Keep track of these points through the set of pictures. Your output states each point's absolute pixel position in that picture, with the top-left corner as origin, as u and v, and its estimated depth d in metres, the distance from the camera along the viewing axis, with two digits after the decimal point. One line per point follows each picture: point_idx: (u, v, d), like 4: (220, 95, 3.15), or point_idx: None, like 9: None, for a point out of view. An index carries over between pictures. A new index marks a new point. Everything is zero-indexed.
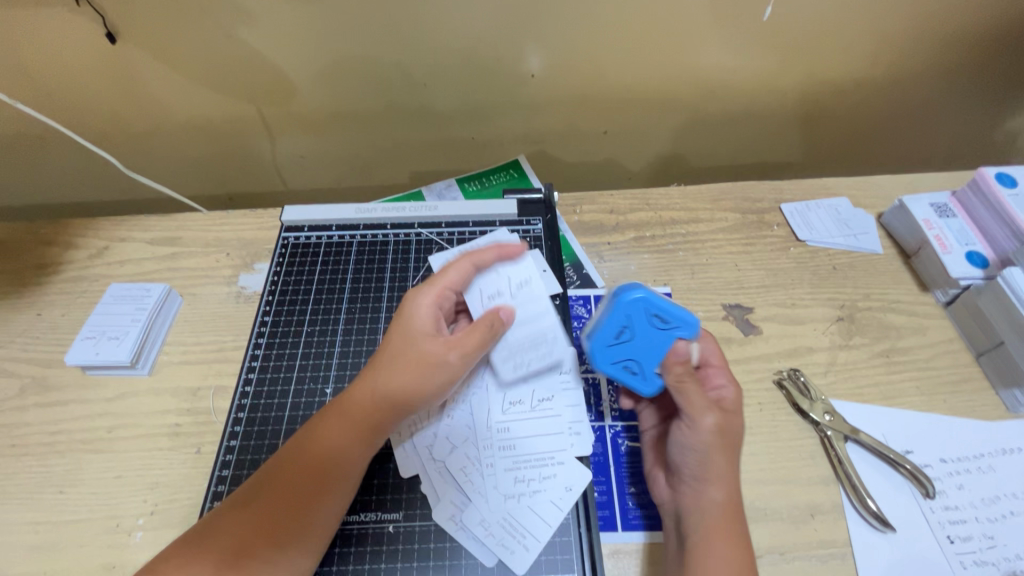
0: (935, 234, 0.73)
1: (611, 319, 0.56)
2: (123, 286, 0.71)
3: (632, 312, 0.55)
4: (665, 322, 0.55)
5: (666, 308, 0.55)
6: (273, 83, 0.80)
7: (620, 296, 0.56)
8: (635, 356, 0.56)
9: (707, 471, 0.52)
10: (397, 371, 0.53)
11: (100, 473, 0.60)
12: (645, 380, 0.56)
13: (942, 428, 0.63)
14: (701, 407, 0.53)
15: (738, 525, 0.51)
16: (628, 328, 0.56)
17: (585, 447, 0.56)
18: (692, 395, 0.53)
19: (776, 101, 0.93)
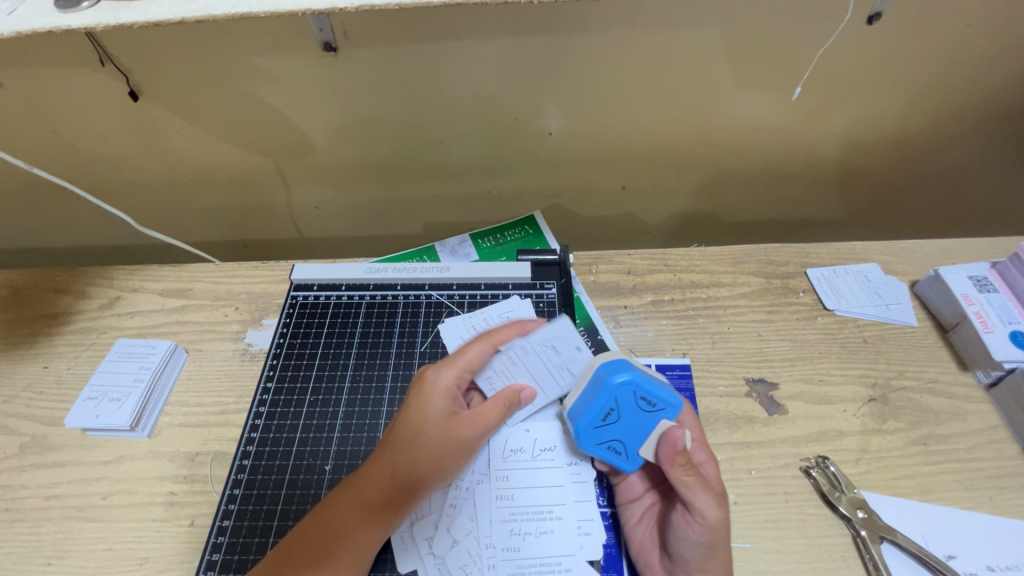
0: (975, 311, 0.69)
1: (599, 399, 0.54)
2: (129, 342, 0.70)
3: (618, 394, 0.53)
4: (652, 406, 0.53)
5: (652, 390, 0.53)
6: (291, 138, 0.80)
7: (606, 379, 0.53)
8: (619, 437, 0.54)
9: (711, 563, 0.48)
10: (421, 449, 0.51)
11: (91, 544, 0.58)
12: (628, 459, 0.55)
13: (987, 531, 0.58)
14: (707, 501, 0.47)
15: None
16: (614, 410, 0.54)
17: (595, 550, 0.53)
18: (697, 487, 0.48)
19: (801, 160, 0.90)
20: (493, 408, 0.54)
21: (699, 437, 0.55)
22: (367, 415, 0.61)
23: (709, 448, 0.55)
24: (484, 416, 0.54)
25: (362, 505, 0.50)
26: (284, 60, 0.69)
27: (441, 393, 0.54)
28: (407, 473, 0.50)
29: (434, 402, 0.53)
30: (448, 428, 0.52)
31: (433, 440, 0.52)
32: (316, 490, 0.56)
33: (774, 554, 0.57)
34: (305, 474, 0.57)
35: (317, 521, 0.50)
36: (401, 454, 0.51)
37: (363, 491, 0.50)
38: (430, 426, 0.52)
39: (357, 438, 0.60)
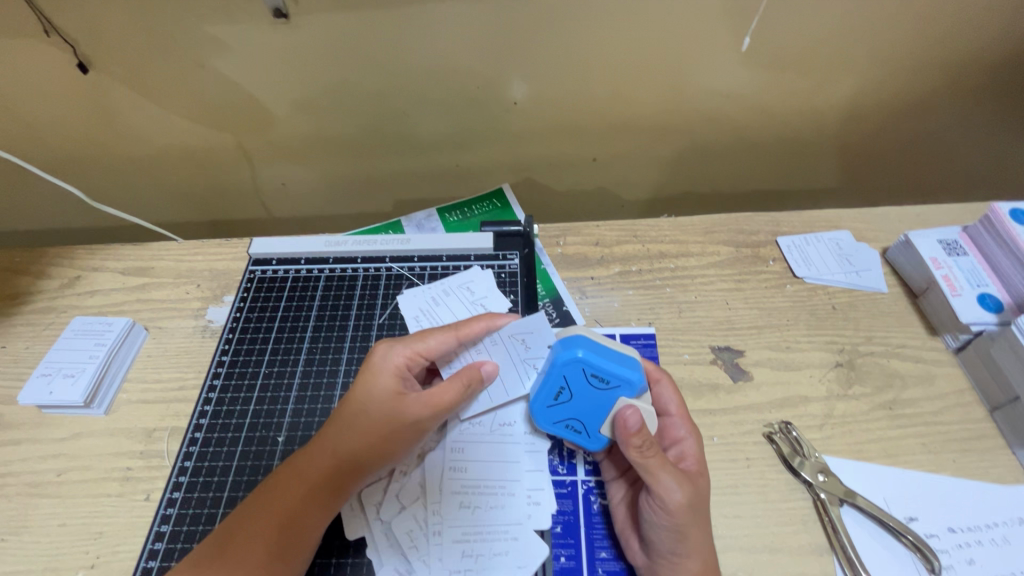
0: (943, 274, 0.67)
1: (547, 381, 0.53)
2: (86, 319, 0.69)
3: (568, 372, 0.52)
4: (605, 383, 0.52)
5: (603, 368, 0.51)
6: (250, 111, 0.79)
7: (554, 359, 0.52)
8: (576, 416, 0.54)
9: (684, 545, 0.48)
10: (366, 427, 0.50)
11: (45, 519, 0.57)
12: (592, 437, 0.55)
13: (950, 493, 0.57)
14: (670, 484, 0.48)
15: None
16: (566, 389, 0.53)
17: (543, 520, 0.52)
18: (658, 472, 0.48)
19: (776, 128, 0.88)
20: (445, 390, 0.53)
21: (681, 417, 0.56)
22: (322, 387, 0.61)
23: (692, 426, 0.56)
24: (435, 399, 0.52)
25: (303, 484, 0.49)
26: (235, 28, 0.68)
27: (390, 373, 0.53)
28: (351, 451, 0.50)
29: (383, 381, 0.52)
30: (396, 408, 0.51)
31: (379, 420, 0.50)
32: (267, 462, 0.57)
33: (734, 519, 0.56)
34: (257, 445, 0.58)
35: (257, 500, 0.48)
36: (346, 433, 0.50)
37: (305, 470, 0.49)
38: (376, 406, 0.51)
39: (311, 410, 0.60)
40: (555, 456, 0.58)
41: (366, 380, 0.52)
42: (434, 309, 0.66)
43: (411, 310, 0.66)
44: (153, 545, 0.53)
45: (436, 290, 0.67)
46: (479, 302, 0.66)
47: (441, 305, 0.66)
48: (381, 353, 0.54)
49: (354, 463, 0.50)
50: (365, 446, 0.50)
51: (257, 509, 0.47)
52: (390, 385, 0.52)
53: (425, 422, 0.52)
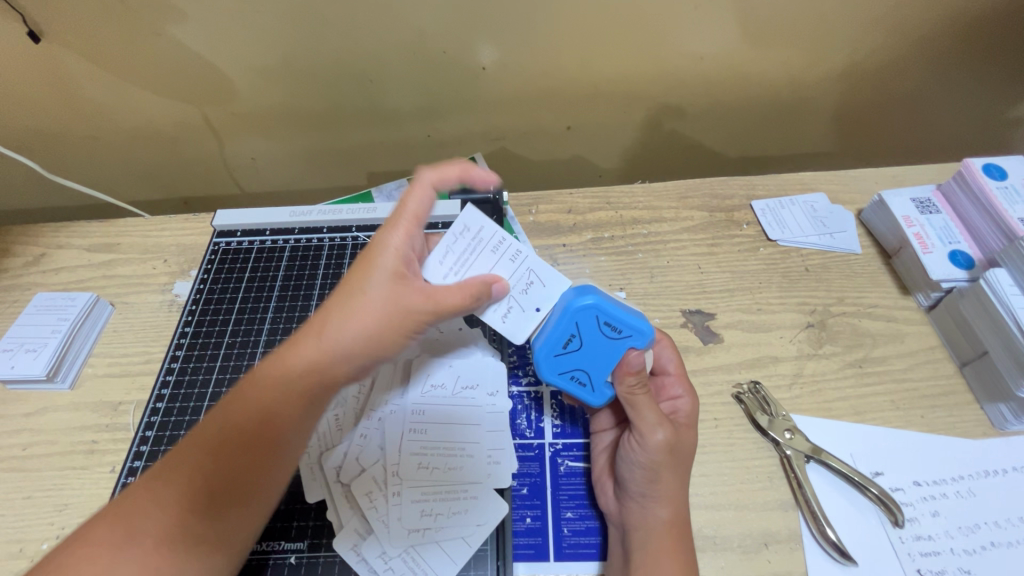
0: (915, 232, 0.66)
1: (558, 325, 0.50)
2: (49, 294, 0.68)
3: (580, 319, 0.49)
4: (617, 332, 0.49)
5: (618, 316, 0.49)
6: (213, 82, 0.77)
7: (569, 303, 0.49)
8: (584, 367, 0.51)
9: (655, 488, 0.49)
10: (358, 321, 0.46)
11: (8, 494, 0.57)
12: (594, 391, 0.52)
13: (917, 447, 0.57)
14: (651, 422, 0.49)
15: (683, 545, 0.48)
16: (575, 337, 0.50)
17: (502, 480, 0.52)
18: (642, 407, 0.49)
19: (753, 91, 0.87)
20: (447, 292, 0.47)
21: (678, 376, 0.56)
22: None
23: (689, 385, 0.55)
24: (433, 295, 0.47)
25: (288, 384, 0.45)
26: None
27: (387, 264, 0.48)
28: (340, 346, 0.46)
29: (379, 272, 0.48)
30: (393, 307, 0.46)
31: (374, 314, 0.46)
32: None
33: (701, 477, 0.56)
34: None
35: (238, 396, 0.46)
36: (336, 327, 0.46)
37: (291, 368, 0.46)
38: (371, 299, 0.47)
39: None
40: (522, 420, 0.58)
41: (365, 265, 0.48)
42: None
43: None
44: None
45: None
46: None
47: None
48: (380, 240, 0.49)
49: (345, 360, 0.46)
50: (358, 342, 0.46)
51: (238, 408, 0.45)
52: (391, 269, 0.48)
53: (422, 320, 0.47)
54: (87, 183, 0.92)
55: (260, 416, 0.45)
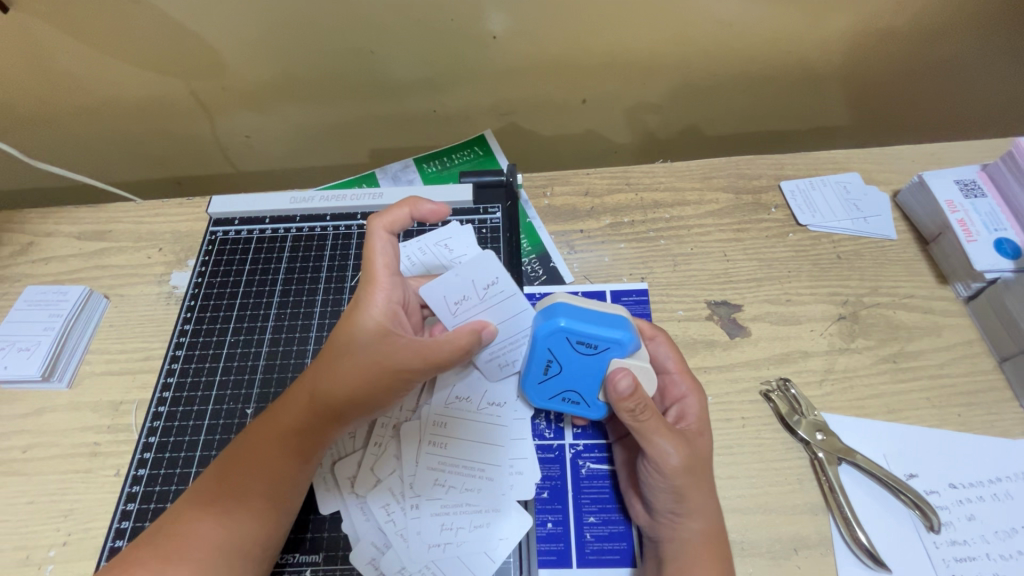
0: (959, 218, 0.62)
1: (534, 356, 0.49)
2: (39, 288, 0.64)
3: (552, 343, 0.49)
4: (592, 347, 0.48)
5: (587, 332, 0.48)
6: (199, 53, 0.71)
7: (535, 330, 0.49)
8: (571, 387, 0.51)
9: (682, 504, 0.46)
10: (348, 376, 0.46)
11: (11, 498, 0.55)
12: (591, 407, 0.52)
13: (953, 448, 0.55)
14: (665, 446, 0.46)
15: (723, 556, 0.46)
16: (554, 361, 0.50)
17: (525, 490, 0.50)
18: (654, 435, 0.46)
19: (783, 61, 0.80)
20: (439, 343, 0.47)
21: (680, 373, 0.53)
22: (292, 355, 0.58)
23: (694, 382, 0.52)
24: (422, 348, 0.47)
25: (283, 433, 0.47)
26: None
27: (373, 316, 0.49)
28: (331, 400, 0.46)
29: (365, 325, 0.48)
30: (376, 362, 0.46)
31: (358, 371, 0.46)
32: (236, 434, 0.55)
33: (729, 479, 0.54)
34: (225, 418, 0.56)
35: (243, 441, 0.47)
36: (327, 381, 0.47)
37: (285, 420, 0.47)
38: (359, 350, 0.47)
39: (281, 379, 0.57)
40: (541, 420, 0.55)
41: (349, 322, 0.49)
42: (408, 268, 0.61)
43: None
44: (119, 524, 0.51)
45: (409, 249, 0.62)
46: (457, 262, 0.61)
47: (416, 266, 0.61)
48: (364, 300, 0.50)
49: (337, 410, 0.47)
50: (350, 391, 0.46)
51: (239, 460, 0.46)
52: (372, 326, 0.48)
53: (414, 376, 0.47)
54: (74, 162, 0.87)
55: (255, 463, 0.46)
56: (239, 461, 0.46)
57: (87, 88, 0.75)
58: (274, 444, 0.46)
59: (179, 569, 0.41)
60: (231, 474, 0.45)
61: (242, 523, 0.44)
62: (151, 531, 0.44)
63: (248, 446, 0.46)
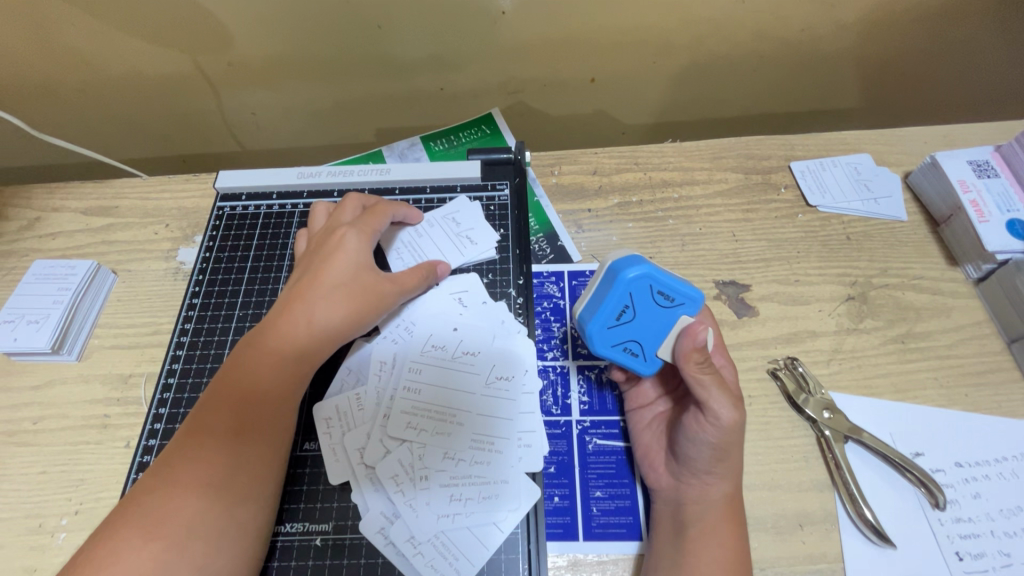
0: (971, 199, 0.61)
1: (613, 297, 0.49)
2: (47, 262, 0.64)
3: (634, 289, 0.49)
4: (670, 300, 0.49)
5: (670, 284, 0.48)
6: (204, 27, 0.70)
7: (619, 274, 0.48)
8: (637, 337, 0.51)
9: (720, 465, 0.46)
10: (335, 304, 0.51)
11: (22, 468, 0.55)
12: (646, 361, 0.51)
13: (960, 427, 0.55)
14: (722, 400, 0.45)
15: (741, 522, 0.47)
16: (629, 308, 0.49)
17: (532, 463, 0.51)
18: (713, 386, 0.46)
19: (796, 40, 0.79)
20: (411, 274, 0.55)
21: (718, 346, 0.53)
22: None
23: (728, 354, 0.53)
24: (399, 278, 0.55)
25: (274, 361, 0.48)
26: None
27: (352, 253, 0.54)
28: (323, 324, 0.50)
29: (341, 257, 0.53)
30: (364, 289, 0.52)
31: (349, 299, 0.52)
32: None
33: None
34: None
35: (228, 378, 0.48)
36: (316, 311, 0.50)
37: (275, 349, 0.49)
38: (342, 280, 0.52)
39: None
40: (548, 396, 0.56)
41: (329, 262, 0.53)
42: (416, 240, 0.62)
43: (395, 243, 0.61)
44: None
45: (420, 223, 0.62)
46: (464, 235, 0.62)
47: (425, 238, 0.62)
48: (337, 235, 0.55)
49: (328, 331, 0.51)
50: (340, 316, 0.51)
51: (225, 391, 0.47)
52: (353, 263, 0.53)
53: (390, 300, 0.54)
54: (79, 137, 0.87)
55: (249, 394, 0.47)
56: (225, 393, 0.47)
57: (91, 62, 0.75)
58: (265, 373, 0.48)
59: (199, 496, 0.42)
60: (224, 406, 0.46)
61: (240, 450, 0.45)
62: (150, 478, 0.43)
63: (232, 377, 0.48)
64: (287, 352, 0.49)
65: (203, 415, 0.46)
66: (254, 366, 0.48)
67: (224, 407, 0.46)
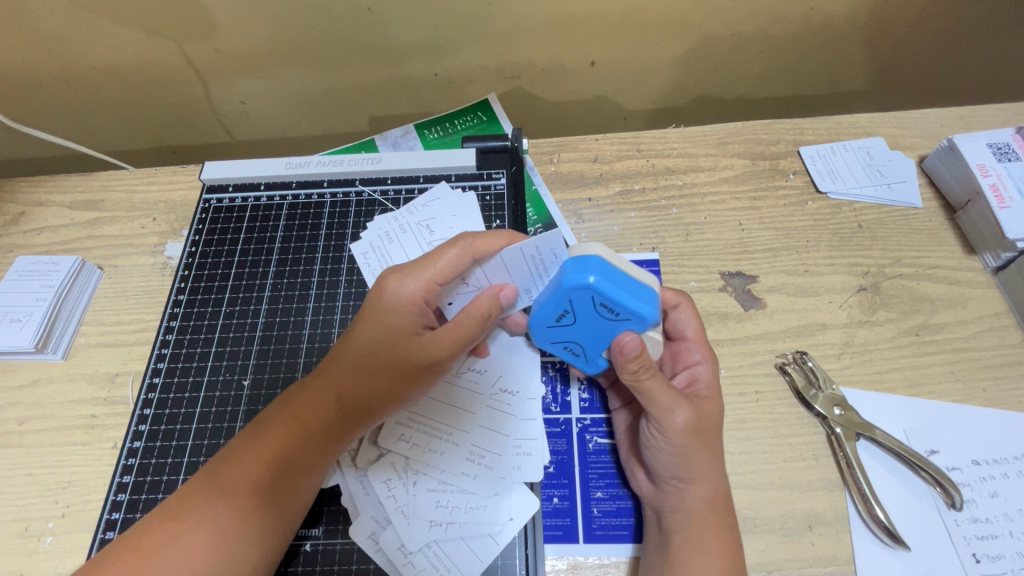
0: (991, 183, 0.58)
1: (552, 301, 0.46)
2: (30, 259, 0.62)
3: (574, 295, 0.45)
4: (614, 312, 0.45)
5: (616, 297, 0.44)
6: (186, 10, 0.68)
7: (562, 280, 0.45)
8: (576, 340, 0.49)
9: (687, 470, 0.45)
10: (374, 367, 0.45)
11: (6, 471, 0.54)
12: (588, 361, 0.50)
13: (977, 423, 0.53)
14: (668, 404, 0.45)
15: (728, 525, 0.45)
16: (569, 312, 0.47)
17: (533, 472, 0.49)
18: (656, 392, 0.44)
19: (806, 18, 0.75)
20: (465, 328, 0.46)
21: (697, 342, 0.51)
22: (290, 325, 0.57)
23: (709, 350, 0.51)
24: (452, 337, 0.45)
25: (305, 426, 0.45)
26: None
27: (405, 306, 0.46)
28: (361, 393, 0.46)
29: (395, 311, 0.46)
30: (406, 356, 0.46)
31: (389, 365, 0.46)
32: (233, 408, 0.54)
33: (740, 455, 0.52)
34: (222, 390, 0.54)
35: (259, 444, 0.45)
36: (360, 370, 0.46)
37: (307, 412, 0.45)
38: (389, 338, 0.46)
39: (279, 351, 0.56)
40: (546, 393, 0.54)
41: (379, 314, 0.46)
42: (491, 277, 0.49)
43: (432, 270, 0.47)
44: (116, 496, 0.50)
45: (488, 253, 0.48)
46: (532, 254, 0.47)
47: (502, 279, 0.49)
48: (394, 281, 0.47)
49: (364, 402, 0.46)
50: (377, 385, 0.46)
51: (249, 457, 0.44)
52: (403, 322, 0.46)
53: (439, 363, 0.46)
54: (66, 130, 0.85)
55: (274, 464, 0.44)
56: (246, 445, 0.45)
57: (72, 49, 0.72)
58: (289, 441, 0.45)
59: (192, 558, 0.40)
60: (246, 467, 0.44)
61: (250, 522, 0.42)
62: (155, 523, 0.42)
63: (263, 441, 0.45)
64: (318, 423, 0.45)
65: (222, 472, 0.44)
66: (283, 434, 0.45)
67: (245, 468, 0.44)
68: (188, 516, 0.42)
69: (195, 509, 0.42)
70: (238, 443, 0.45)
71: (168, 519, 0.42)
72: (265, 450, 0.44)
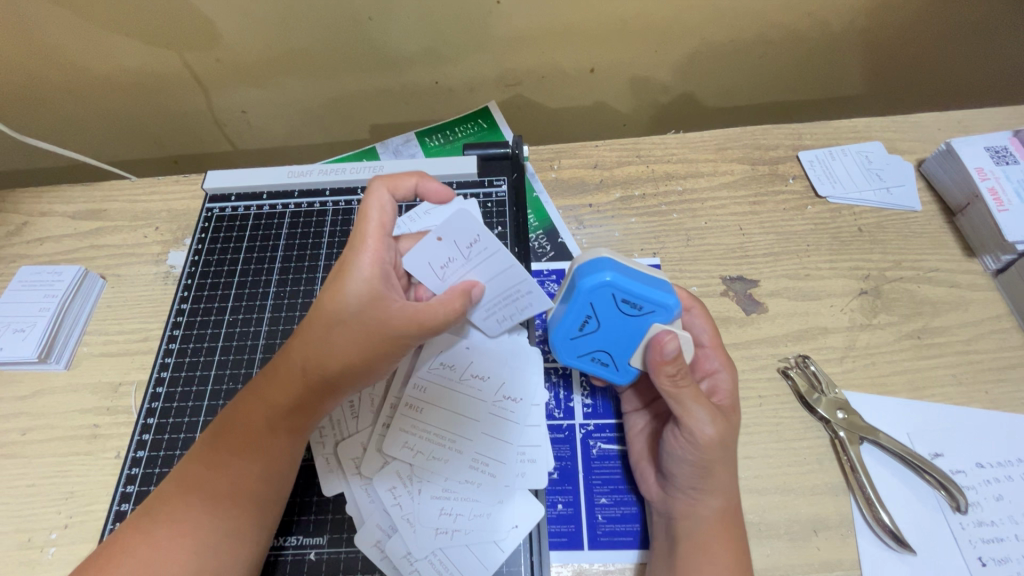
0: (989, 186, 0.58)
1: (572, 309, 0.46)
2: (33, 269, 0.63)
3: (594, 299, 0.45)
4: (637, 308, 0.45)
5: (637, 292, 0.45)
6: (189, 21, 0.68)
7: (580, 285, 0.45)
8: (603, 348, 0.49)
9: (706, 482, 0.45)
10: (337, 346, 0.44)
11: (9, 482, 0.54)
12: (619, 371, 0.50)
13: (980, 426, 0.53)
14: (702, 415, 0.44)
15: (737, 535, 0.45)
16: (591, 318, 0.47)
17: (538, 479, 0.49)
18: (689, 401, 0.44)
19: (803, 25, 0.76)
20: (430, 307, 0.44)
21: (714, 349, 0.51)
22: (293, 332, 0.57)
23: (726, 357, 0.51)
24: (415, 314, 0.44)
25: (271, 408, 0.44)
26: None
27: (364, 281, 0.45)
28: (325, 371, 0.44)
29: (354, 287, 0.44)
30: (370, 334, 0.44)
31: (351, 344, 0.44)
32: None
33: (744, 460, 0.52)
34: (225, 399, 0.54)
35: (228, 430, 0.44)
36: (321, 350, 0.44)
37: (273, 394, 0.45)
38: (349, 315, 0.44)
39: None
40: (550, 400, 0.54)
41: (335, 290, 0.45)
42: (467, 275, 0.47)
43: (438, 232, 0.45)
44: (119, 506, 0.50)
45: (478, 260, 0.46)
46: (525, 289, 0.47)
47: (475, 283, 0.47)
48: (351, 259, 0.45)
49: (328, 380, 0.45)
50: (342, 364, 0.44)
51: (220, 445, 0.44)
52: (361, 297, 0.44)
53: (403, 339, 0.44)
54: (68, 140, 0.85)
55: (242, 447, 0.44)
56: (217, 432, 0.45)
57: (75, 61, 0.73)
58: (257, 424, 0.44)
59: (171, 552, 0.40)
60: (218, 454, 0.44)
61: (226, 511, 0.42)
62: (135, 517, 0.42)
63: (232, 427, 0.44)
64: (283, 404, 0.44)
65: (196, 462, 0.44)
66: (251, 418, 0.44)
67: (217, 455, 0.44)
68: (166, 509, 0.42)
69: (171, 499, 0.42)
70: (211, 430, 0.45)
71: (147, 511, 0.42)
72: (237, 436, 0.44)
